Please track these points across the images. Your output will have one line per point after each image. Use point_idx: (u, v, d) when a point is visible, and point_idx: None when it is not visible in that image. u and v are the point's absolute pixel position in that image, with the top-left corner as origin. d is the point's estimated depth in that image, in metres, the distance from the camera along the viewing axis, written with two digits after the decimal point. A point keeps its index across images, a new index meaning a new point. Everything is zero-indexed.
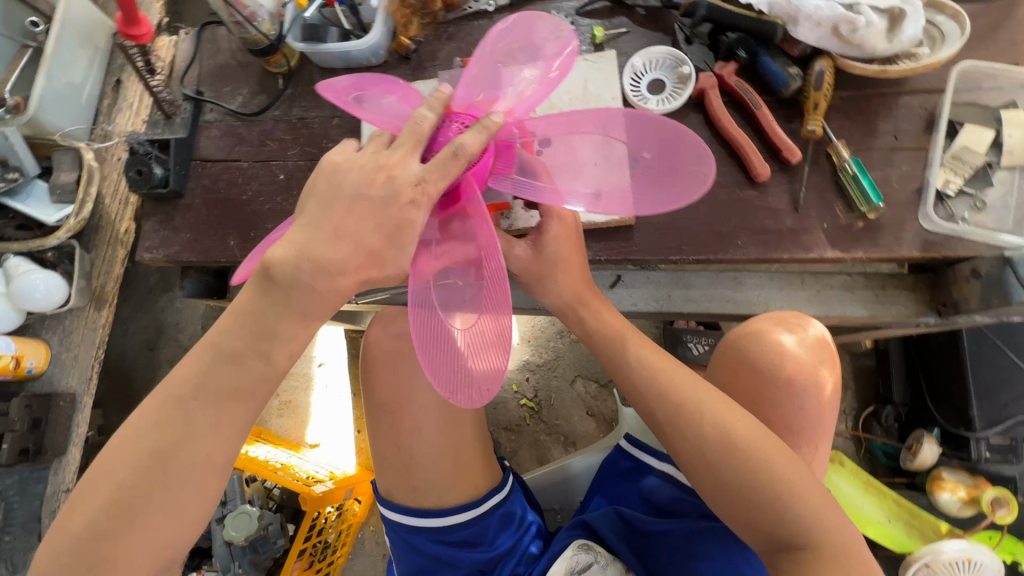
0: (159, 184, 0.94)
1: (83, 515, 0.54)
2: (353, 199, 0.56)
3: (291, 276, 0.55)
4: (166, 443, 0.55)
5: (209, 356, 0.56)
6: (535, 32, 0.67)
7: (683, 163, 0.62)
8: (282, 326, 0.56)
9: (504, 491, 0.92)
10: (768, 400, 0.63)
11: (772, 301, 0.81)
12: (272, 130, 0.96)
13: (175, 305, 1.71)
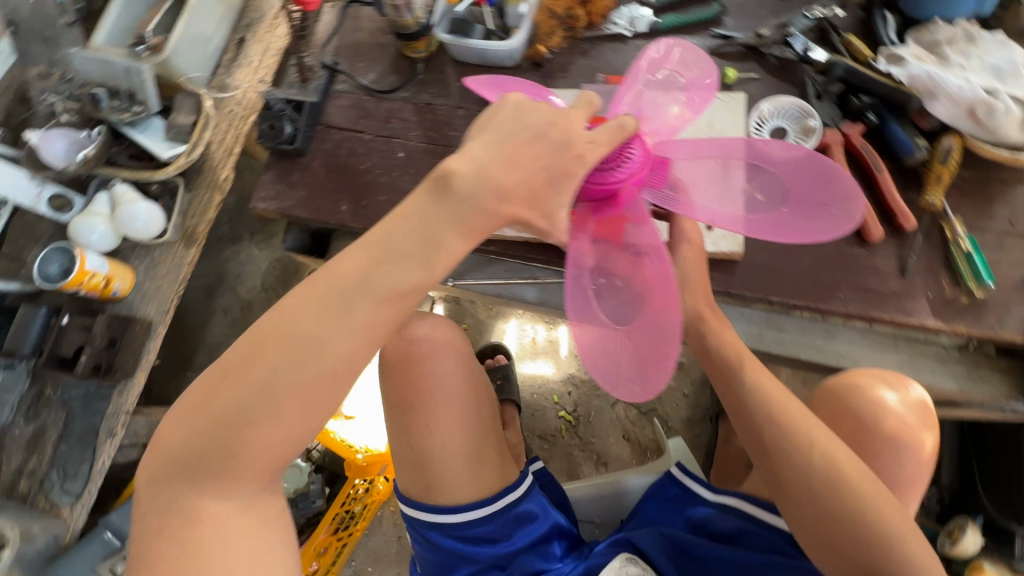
0: (287, 140, 0.99)
1: (217, 396, 0.50)
2: (534, 137, 0.55)
3: (469, 188, 0.51)
4: (313, 336, 0.49)
5: (375, 252, 0.51)
6: (679, 69, 0.76)
7: (830, 197, 0.70)
8: (452, 237, 0.51)
9: (520, 489, 0.92)
10: (868, 452, 0.67)
11: (862, 358, 0.83)
12: (399, 110, 1.01)
13: (240, 258, 1.77)
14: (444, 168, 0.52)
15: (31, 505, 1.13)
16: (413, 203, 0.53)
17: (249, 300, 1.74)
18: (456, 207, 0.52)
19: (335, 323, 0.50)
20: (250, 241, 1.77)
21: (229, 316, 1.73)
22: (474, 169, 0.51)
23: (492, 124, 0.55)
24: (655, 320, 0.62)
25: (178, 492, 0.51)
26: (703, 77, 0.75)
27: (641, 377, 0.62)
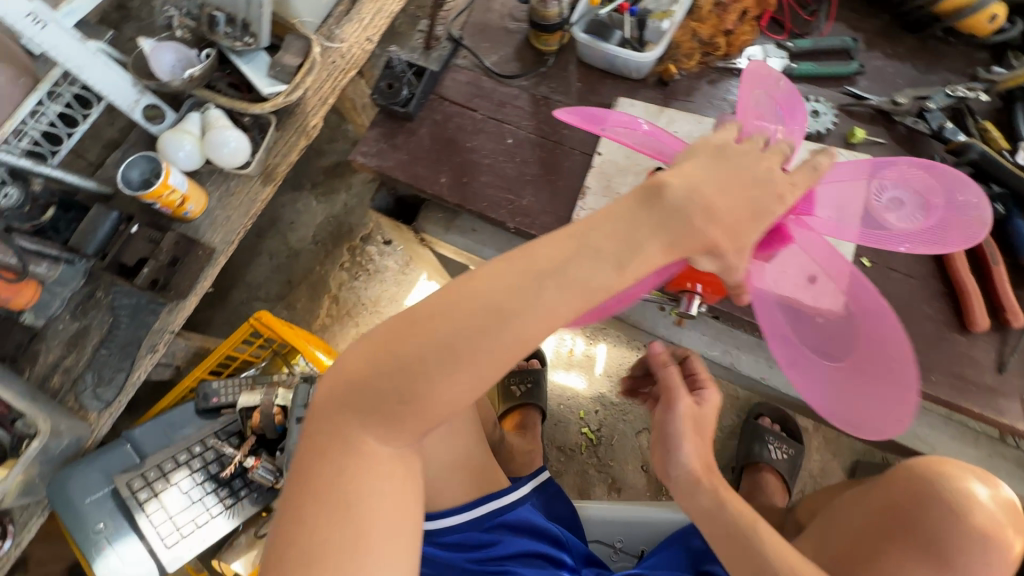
0: (400, 102, 0.98)
1: (405, 346, 0.50)
2: (740, 170, 0.57)
3: (682, 202, 0.53)
4: (503, 308, 0.50)
5: (578, 243, 0.52)
6: (762, 83, 0.76)
7: (956, 212, 0.73)
8: (650, 243, 0.52)
9: (505, 500, 0.94)
10: (948, 543, 0.64)
11: (938, 443, 0.81)
12: (515, 97, 1.01)
13: (296, 205, 1.76)
14: (658, 179, 0.54)
15: (59, 402, 1.13)
16: (619, 204, 0.54)
17: (297, 250, 1.73)
18: (662, 216, 0.53)
19: (528, 301, 0.50)
20: (309, 191, 1.77)
21: (273, 260, 1.73)
22: (678, 194, 0.53)
23: (710, 152, 0.59)
24: (877, 357, 0.69)
25: (345, 425, 0.52)
26: (776, 81, 0.76)
27: (880, 415, 0.68)
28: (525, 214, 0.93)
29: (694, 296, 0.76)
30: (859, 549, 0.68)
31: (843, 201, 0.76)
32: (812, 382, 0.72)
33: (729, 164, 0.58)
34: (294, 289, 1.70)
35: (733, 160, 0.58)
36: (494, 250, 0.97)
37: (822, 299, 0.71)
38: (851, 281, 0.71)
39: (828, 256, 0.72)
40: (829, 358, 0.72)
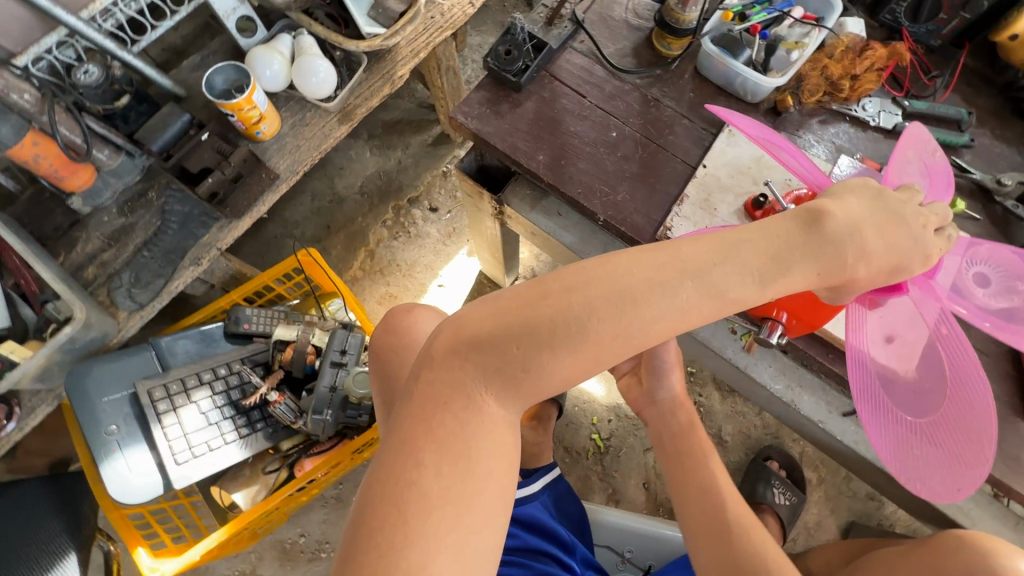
0: (513, 71, 0.97)
1: (531, 313, 0.47)
2: (894, 221, 0.56)
3: (841, 235, 0.52)
4: (640, 301, 0.47)
5: (726, 249, 0.49)
6: (921, 143, 0.80)
7: None
8: (800, 264, 0.50)
9: (523, 492, 0.95)
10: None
11: (978, 522, 0.81)
12: (626, 93, 0.99)
13: (350, 152, 1.73)
14: (819, 208, 0.52)
15: (90, 294, 1.09)
16: (771, 222, 0.52)
17: (342, 197, 1.70)
18: (816, 243, 0.51)
19: (661, 299, 0.47)
20: (366, 141, 1.73)
21: (315, 201, 1.69)
22: (835, 222, 0.52)
23: (866, 194, 0.58)
24: (954, 423, 0.70)
25: (458, 377, 0.49)
26: (933, 150, 0.81)
27: (947, 477, 0.68)
28: (617, 210, 0.91)
29: (777, 325, 0.77)
30: None
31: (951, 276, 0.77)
32: (891, 432, 0.70)
33: (880, 206, 0.57)
34: (331, 235, 1.67)
35: (884, 204, 0.57)
36: (575, 238, 0.96)
37: (915, 360, 0.73)
38: (944, 348, 0.73)
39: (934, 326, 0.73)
40: (911, 412, 0.71)
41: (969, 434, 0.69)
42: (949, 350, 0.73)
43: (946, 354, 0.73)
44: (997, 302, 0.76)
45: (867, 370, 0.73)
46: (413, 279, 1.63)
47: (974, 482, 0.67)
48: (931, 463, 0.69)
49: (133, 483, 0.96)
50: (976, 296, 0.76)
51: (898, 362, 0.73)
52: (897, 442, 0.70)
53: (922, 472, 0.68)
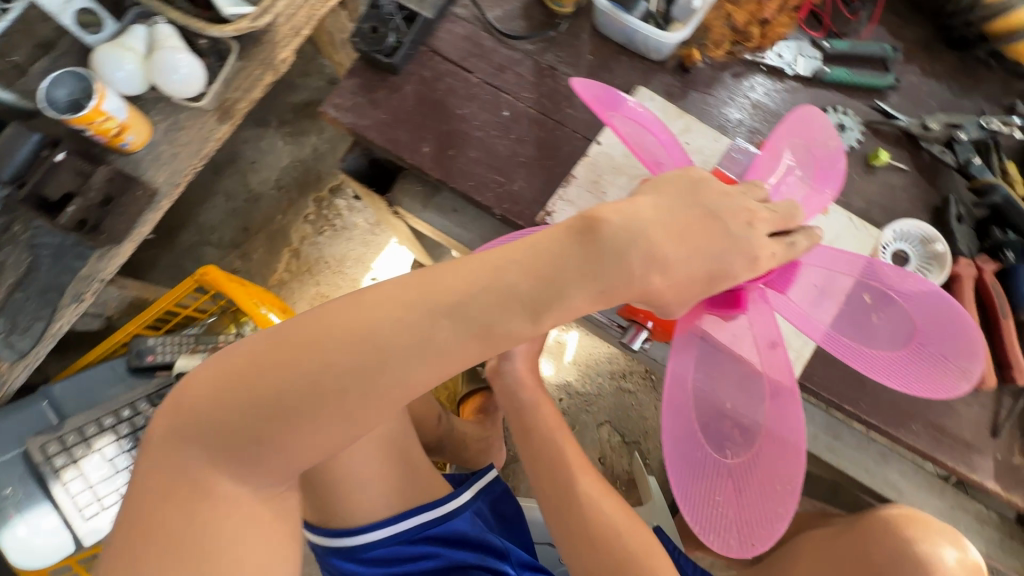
0: (384, 51, 0.85)
1: (264, 378, 0.42)
2: (705, 214, 0.49)
3: (617, 241, 0.45)
4: (393, 352, 0.43)
5: (489, 275, 0.44)
6: (812, 138, 0.72)
7: (951, 354, 0.60)
8: (574, 288, 0.44)
9: (451, 506, 0.86)
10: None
11: (908, 492, 0.79)
12: (518, 63, 0.88)
13: (260, 144, 1.59)
14: (594, 213, 0.45)
15: None
16: (545, 236, 0.46)
17: (256, 193, 1.57)
18: (591, 257, 0.45)
19: (415, 351, 0.43)
20: (276, 129, 1.59)
21: (229, 202, 1.57)
22: (613, 234, 0.45)
23: (660, 187, 0.50)
24: (768, 466, 0.57)
25: (181, 458, 0.44)
26: (827, 139, 0.72)
27: (742, 527, 0.56)
28: (514, 201, 0.83)
29: (643, 329, 0.71)
30: None
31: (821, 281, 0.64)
32: (690, 472, 0.58)
33: (678, 203, 0.49)
34: (250, 237, 1.56)
35: (691, 195, 0.49)
36: (474, 235, 0.88)
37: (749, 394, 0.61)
38: (772, 372, 0.60)
39: (770, 354, 0.61)
40: (719, 448, 0.59)
41: (780, 479, 0.56)
42: (776, 377, 0.60)
43: (775, 381, 0.60)
44: (858, 324, 0.63)
45: (679, 393, 0.61)
46: (344, 276, 1.55)
47: (766, 537, 0.55)
48: (726, 512, 0.57)
49: (35, 544, 0.91)
50: (846, 312, 0.64)
51: (717, 387, 0.62)
52: (694, 485, 0.58)
53: (716, 517, 0.57)
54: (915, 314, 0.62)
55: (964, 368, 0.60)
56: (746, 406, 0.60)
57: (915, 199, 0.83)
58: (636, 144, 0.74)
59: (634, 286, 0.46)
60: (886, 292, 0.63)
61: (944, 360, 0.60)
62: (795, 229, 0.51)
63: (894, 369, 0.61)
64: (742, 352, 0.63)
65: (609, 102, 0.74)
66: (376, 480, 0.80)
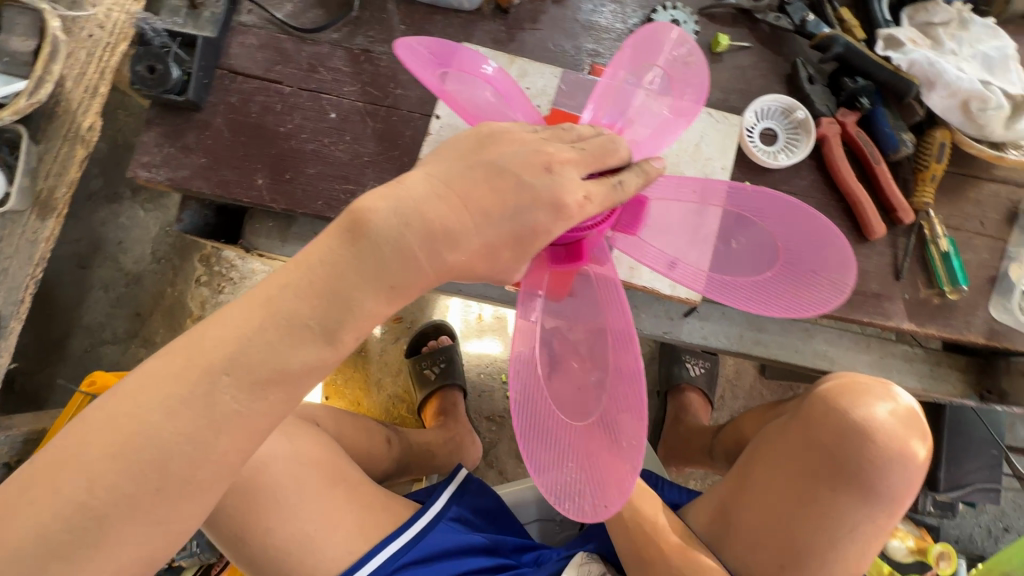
0: (174, 89, 0.75)
1: (25, 521, 0.37)
2: (498, 169, 0.44)
3: (392, 236, 0.40)
4: (176, 437, 0.39)
5: (261, 308, 0.40)
6: (656, 52, 0.67)
7: (820, 267, 0.61)
8: (362, 297, 0.41)
9: (421, 526, 0.83)
10: (868, 471, 0.63)
11: (839, 358, 0.80)
12: (328, 56, 0.80)
13: (121, 221, 1.43)
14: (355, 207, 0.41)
15: None
16: (316, 246, 0.41)
17: (135, 273, 1.43)
18: (362, 260, 0.41)
19: (207, 428, 0.39)
20: (132, 200, 1.44)
21: (110, 292, 1.43)
22: (381, 225, 0.40)
23: (442, 154, 0.47)
24: (612, 425, 0.56)
25: None
26: (686, 57, 0.67)
27: (593, 494, 0.55)
28: None
29: None
30: (792, 501, 0.66)
31: (674, 212, 0.65)
32: (536, 443, 0.56)
33: (466, 165, 0.45)
34: (147, 322, 1.43)
35: (479, 156, 0.46)
36: None
37: (602, 347, 0.58)
38: (620, 326, 0.58)
39: (616, 306, 0.59)
40: (571, 412, 0.57)
41: (626, 437, 0.55)
42: (623, 327, 0.58)
43: (622, 332, 0.58)
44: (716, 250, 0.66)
45: (530, 359, 0.58)
46: None
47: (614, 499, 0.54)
48: (575, 481, 0.55)
49: None
50: (701, 241, 0.65)
51: (566, 346, 0.59)
52: (545, 457, 0.56)
53: (565, 484, 0.55)
54: (772, 232, 0.63)
55: (835, 278, 0.62)
56: (594, 361, 0.58)
57: (768, 73, 0.81)
58: (473, 103, 0.67)
59: (443, 275, 0.43)
60: (741, 219, 0.66)
61: (808, 275, 0.62)
62: (616, 158, 0.47)
63: (754, 293, 0.63)
64: (596, 305, 0.60)
65: (437, 60, 0.66)
66: (330, 530, 0.75)
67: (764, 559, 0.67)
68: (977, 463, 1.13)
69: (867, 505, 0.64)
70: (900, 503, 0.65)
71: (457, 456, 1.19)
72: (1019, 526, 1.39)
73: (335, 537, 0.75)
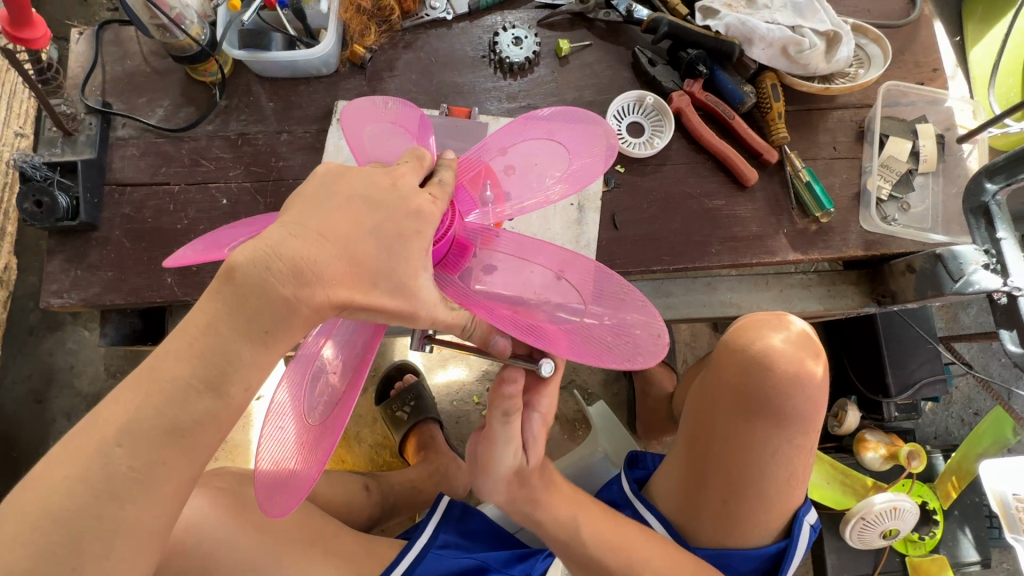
0: (66, 216, 0.78)
1: None
2: (360, 199, 0.46)
3: (258, 282, 0.40)
4: (80, 513, 0.39)
5: (143, 389, 0.40)
6: (370, 122, 0.66)
7: (590, 135, 0.65)
8: (238, 347, 0.41)
9: (410, 561, 0.85)
10: (775, 400, 0.68)
11: (745, 301, 0.86)
12: (208, 148, 0.84)
13: (68, 346, 1.41)
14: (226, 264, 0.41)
15: None
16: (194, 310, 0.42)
17: (92, 394, 1.39)
18: (236, 308, 0.41)
19: (108, 497, 0.39)
20: (75, 323, 1.41)
21: (74, 419, 1.38)
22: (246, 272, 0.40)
23: (298, 202, 0.45)
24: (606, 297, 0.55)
25: None
26: (382, 103, 0.67)
27: (644, 334, 0.53)
28: None
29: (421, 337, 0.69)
30: (721, 442, 0.71)
31: (501, 173, 0.64)
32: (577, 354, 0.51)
33: (320, 208, 0.45)
34: None
35: (330, 190, 0.46)
36: None
37: (547, 274, 0.56)
38: (548, 252, 0.57)
39: (530, 243, 0.57)
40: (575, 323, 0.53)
41: (618, 293, 0.55)
42: (542, 250, 0.57)
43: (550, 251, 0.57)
44: (546, 167, 0.64)
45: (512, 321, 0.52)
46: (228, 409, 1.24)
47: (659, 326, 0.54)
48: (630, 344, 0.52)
49: None
50: (533, 171, 0.64)
51: (520, 289, 0.55)
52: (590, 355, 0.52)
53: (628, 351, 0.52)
54: (558, 134, 0.65)
55: (596, 134, 0.65)
56: (545, 285, 0.56)
57: (613, 63, 0.88)
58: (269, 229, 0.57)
59: (315, 313, 0.42)
60: (546, 141, 0.65)
61: (588, 140, 0.65)
62: (435, 168, 0.53)
63: (583, 160, 0.64)
64: (510, 255, 0.57)
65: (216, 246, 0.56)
66: None
67: (707, 497, 0.73)
68: (920, 360, 1.20)
69: (784, 430, 0.69)
70: (814, 421, 0.70)
71: (443, 487, 1.20)
72: (986, 407, 1.47)
73: None
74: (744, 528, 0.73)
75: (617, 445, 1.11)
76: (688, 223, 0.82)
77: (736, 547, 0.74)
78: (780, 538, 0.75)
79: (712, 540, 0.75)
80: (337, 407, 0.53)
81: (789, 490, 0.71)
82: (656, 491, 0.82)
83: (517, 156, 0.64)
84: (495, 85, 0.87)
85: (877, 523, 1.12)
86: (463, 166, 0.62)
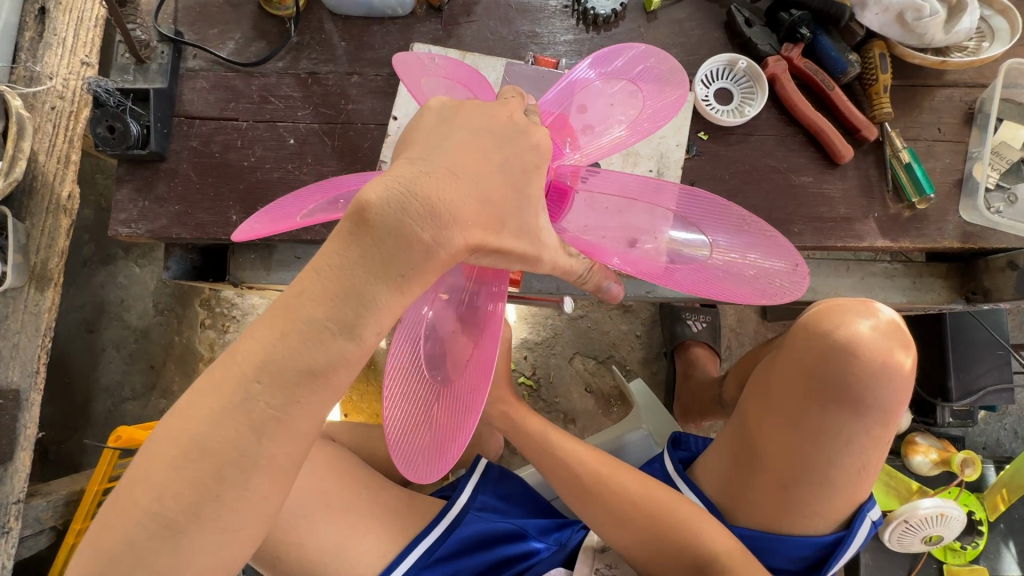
0: (136, 144, 0.77)
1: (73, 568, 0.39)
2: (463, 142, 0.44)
3: (396, 223, 0.38)
4: (226, 445, 0.39)
5: (280, 328, 0.39)
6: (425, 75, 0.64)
7: (655, 72, 0.61)
8: (374, 289, 0.39)
9: (449, 519, 0.84)
10: (857, 388, 0.65)
11: (825, 286, 0.85)
12: (278, 85, 0.82)
13: (119, 280, 1.43)
14: (357, 200, 0.38)
15: None
16: (325, 249, 0.40)
17: (142, 328, 1.42)
18: (373, 248, 0.38)
19: (252, 430, 0.39)
20: (126, 258, 1.43)
21: (123, 350, 1.42)
22: (382, 214, 0.38)
23: (422, 147, 0.43)
24: (721, 225, 0.54)
25: None
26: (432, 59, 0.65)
27: (766, 263, 0.52)
28: None
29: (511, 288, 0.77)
30: (789, 428, 0.68)
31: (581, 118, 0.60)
32: (706, 283, 0.53)
33: (448, 148, 0.43)
34: (161, 373, 1.42)
35: (445, 133, 0.44)
36: None
37: (655, 214, 0.55)
38: (651, 191, 0.55)
39: (630, 186, 0.55)
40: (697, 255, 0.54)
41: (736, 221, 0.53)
42: (654, 189, 0.54)
43: (653, 188, 0.54)
44: (626, 107, 0.60)
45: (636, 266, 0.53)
46: None
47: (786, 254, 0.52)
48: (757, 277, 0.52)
49: None
50: (610, 112, 0.60)
51: (631, 233, 0.55)
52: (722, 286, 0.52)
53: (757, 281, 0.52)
54: (630, 74, 0.61)
55: (669, 72, 0.60)
56: (654, 223, 0.55)
57: (705, 21, 0.82)
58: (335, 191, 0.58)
59: (453, 256, 0.41)
60: (618, 82, 0.60)
61: (655, 75, 0.60)
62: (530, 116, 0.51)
63: (662, 114, 0.59)
64: (614, 202, 0.55)
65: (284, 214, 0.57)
66: (360, 536, 0.79)
67: (764, 480, 0.71)
68: (987, 365, 1.14)
69: (861, 420, 0.66)
70: (895, 412, 0.66)
71: (478, 449, 1.20)
72: None
73: (367, 542, 0.79)
74: (806, 513, 0.70)
75: (661, 427, 1.08)
76: (771, 200, 0.78)
77: (794, 531, 0.72)
78: (837, 529, 0.72)
79: (766, 526, 0.73)
80: (463, 369, 0.52)
81: (858, 481, 0.69)
82: (704, 472, 0.80)
83: (595, 111, 0.60)
84: (576, 38, 0.83)
85: (921, 527, 1.08)
86: (543, 114, 0.59)
